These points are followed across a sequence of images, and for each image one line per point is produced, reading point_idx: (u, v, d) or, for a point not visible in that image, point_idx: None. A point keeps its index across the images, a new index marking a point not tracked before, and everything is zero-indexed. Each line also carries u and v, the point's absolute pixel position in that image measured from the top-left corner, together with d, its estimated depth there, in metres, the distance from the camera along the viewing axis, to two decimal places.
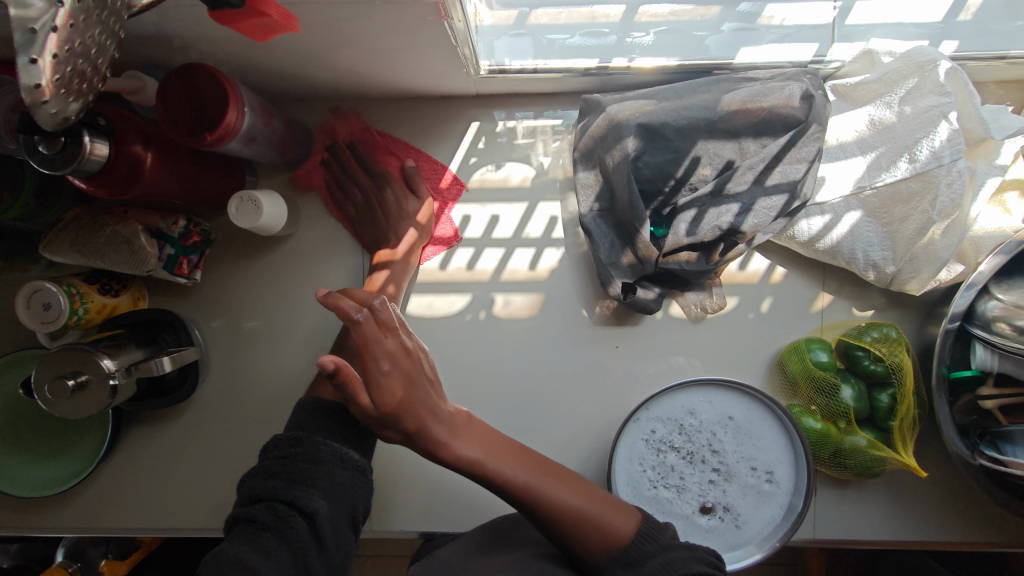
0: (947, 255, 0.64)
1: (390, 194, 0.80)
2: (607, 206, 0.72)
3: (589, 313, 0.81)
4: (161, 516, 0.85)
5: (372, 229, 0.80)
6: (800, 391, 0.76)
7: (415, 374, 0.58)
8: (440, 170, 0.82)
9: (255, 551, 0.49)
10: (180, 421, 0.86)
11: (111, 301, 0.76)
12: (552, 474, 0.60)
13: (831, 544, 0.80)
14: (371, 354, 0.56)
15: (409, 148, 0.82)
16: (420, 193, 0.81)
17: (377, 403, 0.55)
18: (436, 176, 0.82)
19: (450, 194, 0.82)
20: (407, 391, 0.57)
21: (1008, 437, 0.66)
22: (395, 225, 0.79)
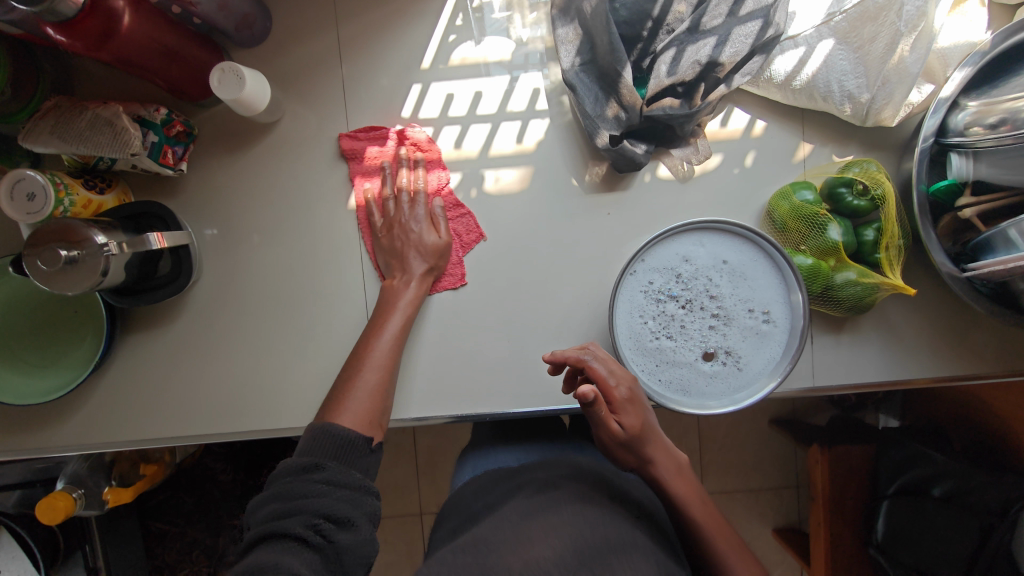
0: (916, 70, 0.68)
1: (416, 228, 0.81)
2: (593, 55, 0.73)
3: (435, 152, 0.82)
4: (165, 424, 0.85)
5: (391, 242, 0.81)
6: (790, 235, 0.78)
7: (644, 403, 0.72)
8: (466, 217, 0.83)
9: (295, 554, 0.52)
10: (174, 327, 0.85)
11: (97, 198, 0.75)
12: (730, 543, 0.69)
13: (829, 388, 0.83)
14: (608, 382, 0.69)
15: (459, 208, 0.83)
16: (444, 231, 0.82)
17: (622, 425, 0.69)
18: (460, 224, 0.83)
19: (466, 228, 0.83)
20: (644, 413, 0.71)
21: (989, 244, 0.68)
22: (406, 222, 0.81)
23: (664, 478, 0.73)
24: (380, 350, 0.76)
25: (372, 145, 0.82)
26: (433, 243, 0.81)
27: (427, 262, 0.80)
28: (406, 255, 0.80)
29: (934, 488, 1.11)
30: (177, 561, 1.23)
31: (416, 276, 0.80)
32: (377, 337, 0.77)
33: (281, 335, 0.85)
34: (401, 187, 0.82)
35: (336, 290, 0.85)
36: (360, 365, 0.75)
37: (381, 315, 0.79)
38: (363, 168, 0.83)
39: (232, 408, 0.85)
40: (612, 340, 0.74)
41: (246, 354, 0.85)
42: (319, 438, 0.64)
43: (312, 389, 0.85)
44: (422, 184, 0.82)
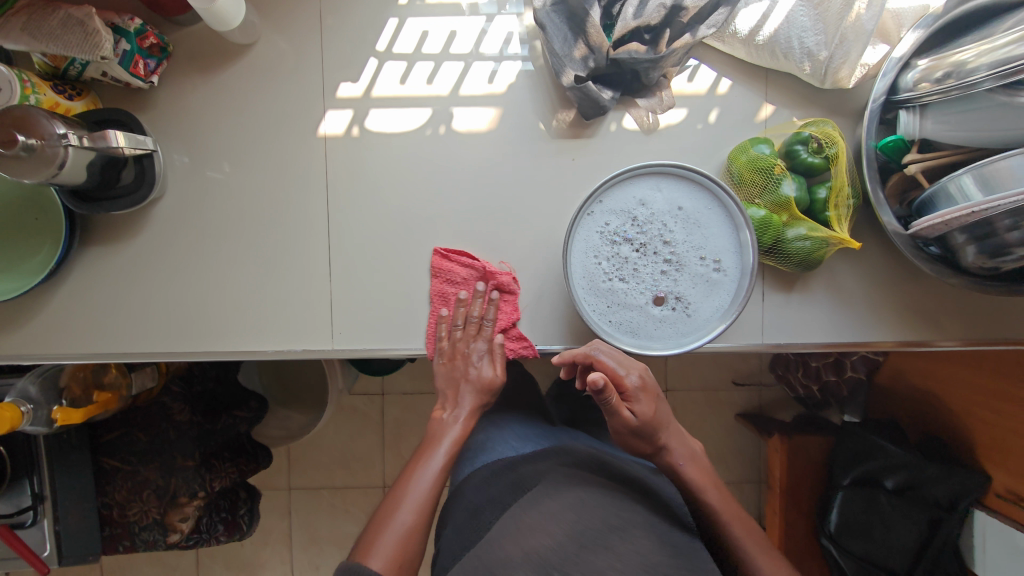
0: (870, 27, 0.71)
1: (478, 361, 0.84)
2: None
3: (510, 290, 0.85)
4: (121, 340, 0.86)
5: (450, 370, 0.85)
6: (745, 189, 0.80)
7: (654, 392, 0.79)
8: (526, 352, 0.85)
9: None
10: (133, 243, 0.85)
11: (65, 103, 0.76)
12: (738, 518, 0.75)
13: (777, 346, 0.85)
14: (618, 374, 0.75)
15: (520, 341, 0.86)
16: (501, 365, 0.84)
17: (634, 412, 0.74)
18: (520, 358, 0.86)
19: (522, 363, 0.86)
20: (656, 405, 0.77)
21: (931, 200, 0.70)
22: (466, 356, 0.84)
23: (677, 462, 0.79)
24: (419, 489, 0.71)
25: (459, 269, 0.85)
26: (490, 379, 0.84)
27: (479, 401, 0.83)
28: (458, 389, 0.84)
29: (887, 480, 1.25)
30: (126, 501, 1.22)
31: (465, 411, 0.82)
32: (418, 472, 0.73)
33: (242, 259, 0.86)
34: (462, 320, 0.84)
35: (300, 217, 0.85)
36: (398, 503, 0.69)
37: (427, 446, 0.78)
38: (439, 289, 0.85)
39: (187, 328, 0.86)
40: (564, 277, 0.75)
41: (205, 275, 0.86)
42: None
43: (270, 314, 0.86)
44: (488, 321, 0.84)
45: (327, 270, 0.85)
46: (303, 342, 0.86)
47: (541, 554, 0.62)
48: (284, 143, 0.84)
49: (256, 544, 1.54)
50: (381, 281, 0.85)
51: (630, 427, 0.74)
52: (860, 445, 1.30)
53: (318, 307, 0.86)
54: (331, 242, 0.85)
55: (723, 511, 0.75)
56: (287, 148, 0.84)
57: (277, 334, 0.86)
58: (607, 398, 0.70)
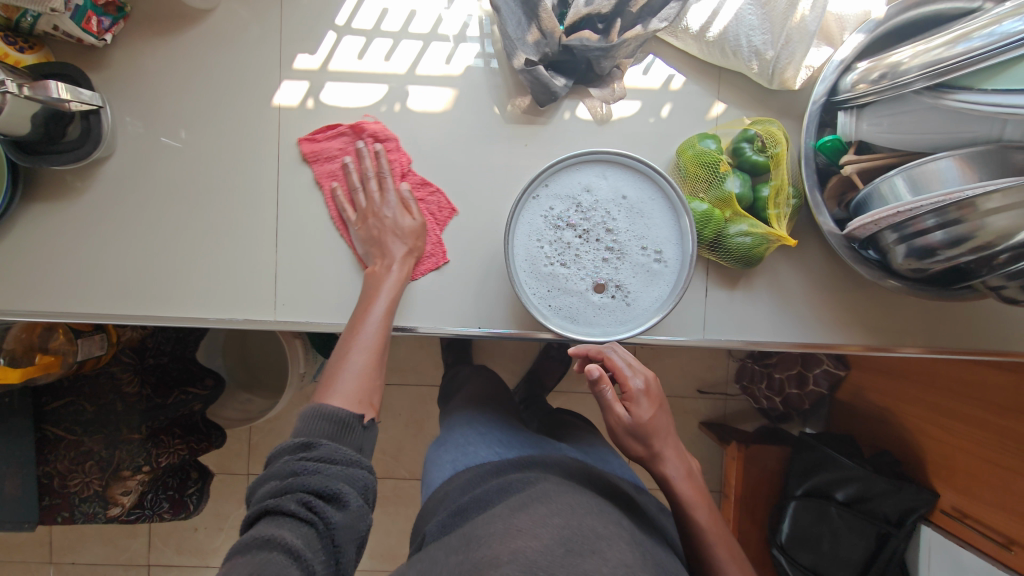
0: (813, 28, 0.72)
1: (389, 211, 0.82)
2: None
3: (391, 139, 0.84)
4: (60, 299, 0.85)
5: (367, 230, 0.82)
6: (690, 184, 0.81)
7: (660, 399, 0.75)
8: (437, 195, 0.85)
9: (289, 528, 0.55)
10: (78, 201, 0.84)
11: (14, 55, 0.75)
12: (725, 543, 0.71)
13: (719, 342, 0.86)
14: (624, 373, 0.73)
15: (427, 186, 0.85)
16: (417, 215, 0.83)
17: (631, 411, 0.73)
18: (432, 202, 0.85)
19: (439, 208, 0.85)
20: (658, 412, 0.74)
21: (865, 201, 0.71)
22: (383, 225, 0.82)
23: (673, 475, 0.74)
24: (369, 331, 0.77)
25: (331, 143, 0.84)
26: (409, 225, 0.82)
27: (409, 248, 0.82)
28: (385, 243, 0.81)
29: (839, 492, 1.25)
30: (69, 471, 1.17)
31: (397, 259, 0.81)
32: (363, 322, 0.78)
33: (188, 223, 0.85)
34: (365, 178, 0.84)
35: (249, 185, 0.85)
36: (346, 350, 0.76)
37: (362, 304, 0.80)
38: (324, 170, 0.85)
39: (130, 290, 0.85)
40: (504, 257, 0.75)
41: (150, 238, 0.85)
42: (310, 418, 0.67)
43: (214, 280, 0.85)
44: (383, 173, 0.84)
45: (274, 240, 0.85)
46: (245, 311, 0.85)
47: (528, 554, 0.56)
48: (237, 109, 0.84)
49: (207, 529, 1.51)
50: (327, 254, 0.85)
51: (623, 425, 0.73)
52: (811, 456, 1.30)
53: (264, 277, 0.85)
54: (279, 212, 0.85)
55: (710, 533, 0.71)
56: (240, 115, 0.84)
57: (219, 301, 0.85)
58: (601, 389, 0.71)
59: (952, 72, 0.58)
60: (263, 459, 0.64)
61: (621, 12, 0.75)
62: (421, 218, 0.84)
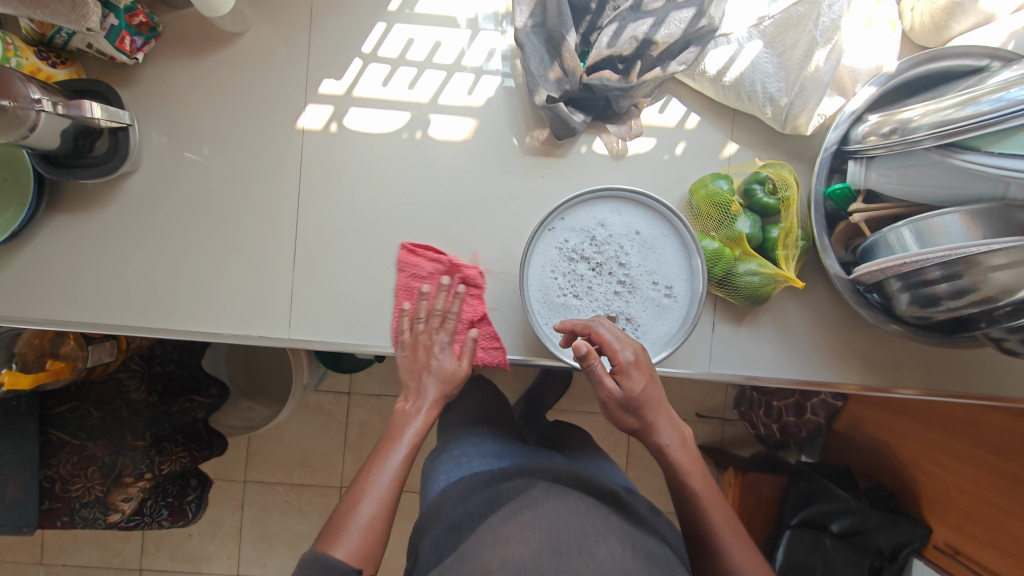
0: (827, 79, 0.74)
1: (439, 355, 0.84)
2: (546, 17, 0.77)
3: (478, 286, 0.87)
4: (76, 309, 0.86)
5: (412, 363, 0.83)
6: (702, 221, 0.83)
7: (652, 371, 0.73)
8: (495, 350, 0.87)
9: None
10: (101, 214, 0.86)
11: (47, 69, 0.77)
12: (717, 503, 0.74)
13: (724, 376, 0.87)
14: (614, 348, 0.70)
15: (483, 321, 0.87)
16: (465, 361, 0.84)
17: (623, 386, 0.70)
18: (488, 355, 0.87)
19: (490, 359, 0.87)
20: (649, 383, 0.71)
21: (872, 247, 0.74)
22: (427, 369, 0.83)
23: (668, 444, 0.75)
24: (382, 481, 0.70)
25: (426, 265, 0.87)
26: (452, 371, 0.83)
27: (442, 392, 0.82)
28: (421, 382, 0.82)
29: (834, 523, 1.27)
30: (71, 475, 1.18)
31: (427, 402, 0.80)
32: (378, 467, 0.72)
33: (207, 240, 0.87)
34: (425, 314, 0.85)
35: (269, 205, 0.87)
36: (361, 494, 0.69)
37: (389, 438, 0.77)
38: (405, 284, 0.86)
39: (146, 302, 0.86)
40: (519, 287, 0.77)
41: (169, 253, 0.86)
42: (311, 571, 0.60)
43: (229, 297, 0.87)
44: (451, 314, 0.85)
45: (292, 259, 0.87)
46: (259, 328, 0.86)
47: (519, 562, 0.57)
48: (262, 130, 0.86)
49: (202, 535, 1.51)
50: (343, 275, 0.87)
51: (614, 399, 0.71)
52: (807, 487, 1.31)
53: (279, 294, 0.87)
54: (298, 232, 0.87)
55: (703, 494, 0.74)
56: (265, 137, 0.86)
57: (234, 318, 0.87)
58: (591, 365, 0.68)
59: (960, 134, 0.61)
60: None
61: (641, 55, 0.77)
62: (466, 366, 0.84)
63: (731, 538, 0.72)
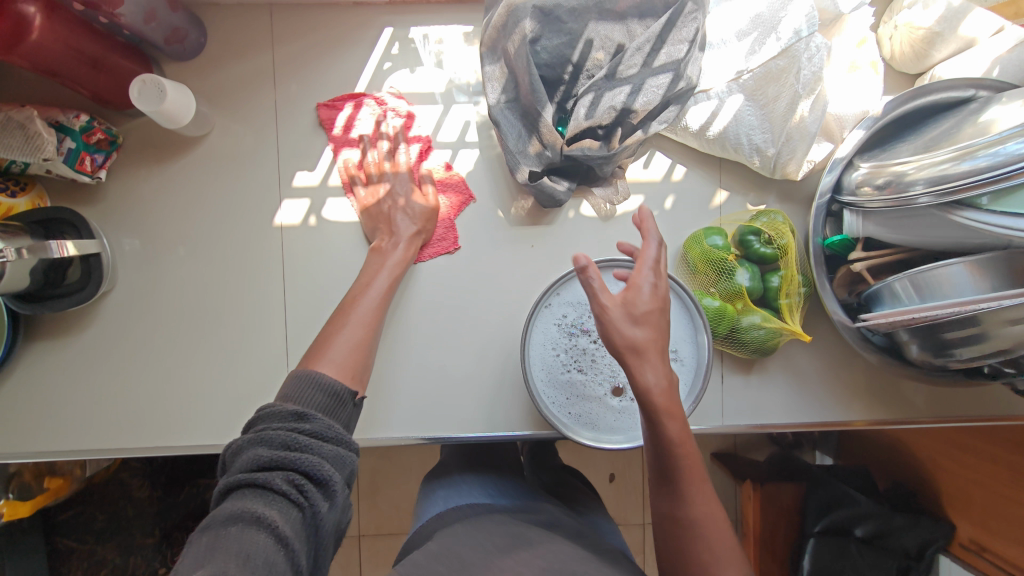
0: (814, 130, 0.72)
1: (401, 191, 0.81)
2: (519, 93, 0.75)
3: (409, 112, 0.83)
4: (64, 437, 0.82)
5: (373, 213, 0.81)
6: (700, 277, 0.81)
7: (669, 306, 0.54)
8: (455, 181, 0.84)
9: (279, 511, 0.46)
10: (84, 335, 0.83)
11: (6, 201, 0.73)
12: (705, 491, 0.51)
13: (739, 428, 0.85)
14: (652, 261, 0.55)
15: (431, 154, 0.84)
16: (431, 195, 0.82)
17: (630, 302, 0.52)
18: (449, 189, 0.84)
19: (457, 190, 0.84)
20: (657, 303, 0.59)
21: (878, 297, 0.72)
22: (396, 212, 0.80)
23: (653, 397, 0.50)
24: (365, 307, 0.72)
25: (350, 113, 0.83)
26: (421, 206, 0.81)
27: (416, 228, 0.80)
28: (392, 219, 0.80)
29: (858, 528, 1.15)
30: None
31: (403, 238, 0.79)
32: (361, 293, 0.74)
33: (194, 348, 0.84)
34: (375, 158, 0.82)
35: (255, 306, 0.84)
36: (343, 321, 0.70)
37: (365, 276, 0.76)
38: (337, 146, 0.83)
39: (136, 421, 0.83)
40: (522, 371, 0.75)
41: (156, 367, 0.83)
42: (300, 384, 0.57)
43: (223, 405, 0.83)
44: (400, 154, 0.83)
45: (284, 359, 0.84)
46: None
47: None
48: (238, 229, 0.83)
49: None
50: None
51: (614, 314, 0.51)
52: (826, 494, 1.17)
53: (275, 397, 0.83)
54: (287, 330, 0.83)
55: (682, 468, 0.50)
56: (242, 236, 0.83)
57: (231, 426, 0.83)
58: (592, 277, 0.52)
59: (959, 191, 0.60)
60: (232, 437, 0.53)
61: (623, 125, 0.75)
62: (434, 200, 0.82)
63: (696, 488, 0.50)
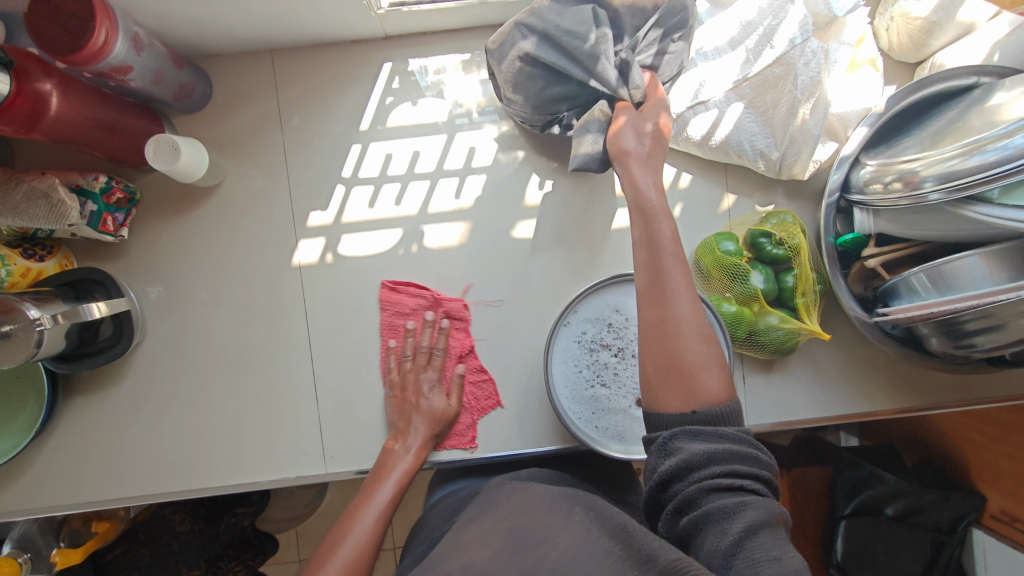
0: (817, 132, 0.73)
1: (429, 393, 0.80)
2: (543, 89, 0.73)
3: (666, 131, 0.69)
4: (108, 487, 0.85)
5: (401, 406, 0.80)
6: (715, 282, 0.82)
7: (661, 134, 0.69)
8: (484, 382, 0.84)
9: None
10: (120, 387, 0.85)
11: (35, 266, 0.76)
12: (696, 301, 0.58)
13: (765, 428, 0.85)
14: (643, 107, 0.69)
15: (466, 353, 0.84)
16: (454, 399, 0.81)
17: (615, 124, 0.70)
18: (479, 389, 0.84)
19: (484, 393, 0.84)
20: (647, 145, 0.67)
21: (895, 291, 0.72)
22: (417, 414, 0.78)
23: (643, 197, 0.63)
24: (369, 516, 0.69)
25: (408, 300, 0.85)
26: (443, 410, 0.79)
27: (433, 433, 0.78)
28: (410, 420, 0.79)
29: (888, 507, 1.11)
30: None
31: (417, 444, 0.77)
32: (361, 509, 0.70)
33: (225, 392, 0.86)
34: (413, 351, 0.82)
35: (280, 345, 0.85)
36: (341, 537, 0.66)
37: (371, 482, 0.74)
38: (390, 322, 0.84)
39: (176, 466, 0.85)
40: (547, 392, 0.76)
41: (190, 412, 0.86)
42: None
43: (258, 444, 0.85)
44: (439, 350, 0.82)
45: (313, 395, 0.85)
46: (295, 470, 0.84)
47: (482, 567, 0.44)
48: (257, 271, 0.85)
49: None
50: (363, 402, 0.84)
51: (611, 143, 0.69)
52: (854, 474, 1.16)
53: (307, 433, 0.85)
54: (314, 366, 0.85)
55: (670, 259, 0.59)
56: (263, 278, 0.85)
57: (266, 464, 0.85)
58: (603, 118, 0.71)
59: (971, 187, 0.60)
60: None
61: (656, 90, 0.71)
62: (457, 405, 0.81)
63: (685, 301, 0.58)
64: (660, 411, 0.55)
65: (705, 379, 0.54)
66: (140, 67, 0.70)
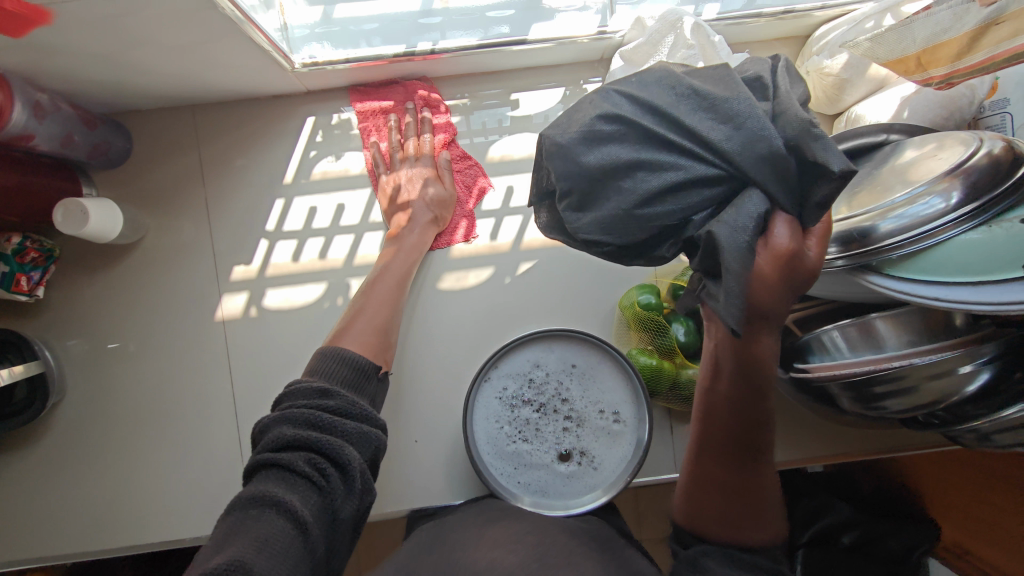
0: None
1: (422, 181, 0.85)
2: (631, 206, 0.47)
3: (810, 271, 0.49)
4: (27, 548, 0.83)
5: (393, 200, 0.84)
6: (637, 335, 0.82)
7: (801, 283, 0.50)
8: (472, 167, 0.89)
9: (296, 495, 0.48)
10: (42, 444, 0.85)
11: None
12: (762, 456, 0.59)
13: None
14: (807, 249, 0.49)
15: (450, 142, 0.89)
16: (446, 183, 0.87)
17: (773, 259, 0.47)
18: (469, 174, 0.89)
19: (472, 176, 0.89)
20: (780, 300, 0.49)
21: (807, 349, 0.71)
22: (416, 203, 0.84)
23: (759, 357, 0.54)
24: (387, 290, 0.78)
25: (377, 102, 0.88)
26: (439, 194, 0.85)
27: (433, 217, 0.84)
28: (411, 208, 0.84)
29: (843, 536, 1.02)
30: None
31: (421, 223, 0.83)
32: (382, 281, 0.78)
33: (149, 448, 0.84)
34: (399, 140, 0.87)
35: (206, 399, 0.85)
36: (370, 298, 0.76)
37: (383, 263, 0.80)
38: (368, 123, 0.88)
39: (96, 526, 0.83)
40: (467, 451, 0.74)
41: (113, 469, 0.84)
42: (328, 361, 0.62)
43: (180, 503, 0.83)
44: (427, 137, 0.87)
45: (238, 450, 0.84)
46: None
47: None
48: (182, 324, 0.85)
49: None
50: None
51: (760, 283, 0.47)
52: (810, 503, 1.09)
53: (231, 490, 0.83)
54: (238, 421, 0.84)
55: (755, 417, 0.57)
56: (187, 331, 0.85)
57: (188, 524, 0.83)
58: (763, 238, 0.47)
59: (879, 253, 0.57)
60: (256, 426, 0.55)
61: (803, 202, 0.46)
62: (451, 188, 0.87)
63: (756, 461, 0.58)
64: (702, 533, 0.59)
65: (757, 527, 0.57)
66: (44, 133, 0.69)
